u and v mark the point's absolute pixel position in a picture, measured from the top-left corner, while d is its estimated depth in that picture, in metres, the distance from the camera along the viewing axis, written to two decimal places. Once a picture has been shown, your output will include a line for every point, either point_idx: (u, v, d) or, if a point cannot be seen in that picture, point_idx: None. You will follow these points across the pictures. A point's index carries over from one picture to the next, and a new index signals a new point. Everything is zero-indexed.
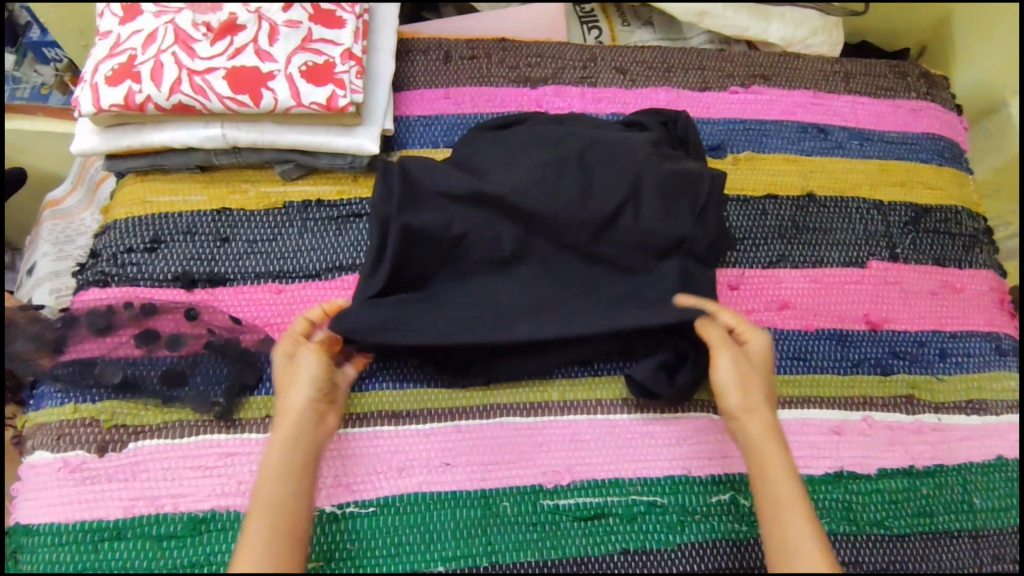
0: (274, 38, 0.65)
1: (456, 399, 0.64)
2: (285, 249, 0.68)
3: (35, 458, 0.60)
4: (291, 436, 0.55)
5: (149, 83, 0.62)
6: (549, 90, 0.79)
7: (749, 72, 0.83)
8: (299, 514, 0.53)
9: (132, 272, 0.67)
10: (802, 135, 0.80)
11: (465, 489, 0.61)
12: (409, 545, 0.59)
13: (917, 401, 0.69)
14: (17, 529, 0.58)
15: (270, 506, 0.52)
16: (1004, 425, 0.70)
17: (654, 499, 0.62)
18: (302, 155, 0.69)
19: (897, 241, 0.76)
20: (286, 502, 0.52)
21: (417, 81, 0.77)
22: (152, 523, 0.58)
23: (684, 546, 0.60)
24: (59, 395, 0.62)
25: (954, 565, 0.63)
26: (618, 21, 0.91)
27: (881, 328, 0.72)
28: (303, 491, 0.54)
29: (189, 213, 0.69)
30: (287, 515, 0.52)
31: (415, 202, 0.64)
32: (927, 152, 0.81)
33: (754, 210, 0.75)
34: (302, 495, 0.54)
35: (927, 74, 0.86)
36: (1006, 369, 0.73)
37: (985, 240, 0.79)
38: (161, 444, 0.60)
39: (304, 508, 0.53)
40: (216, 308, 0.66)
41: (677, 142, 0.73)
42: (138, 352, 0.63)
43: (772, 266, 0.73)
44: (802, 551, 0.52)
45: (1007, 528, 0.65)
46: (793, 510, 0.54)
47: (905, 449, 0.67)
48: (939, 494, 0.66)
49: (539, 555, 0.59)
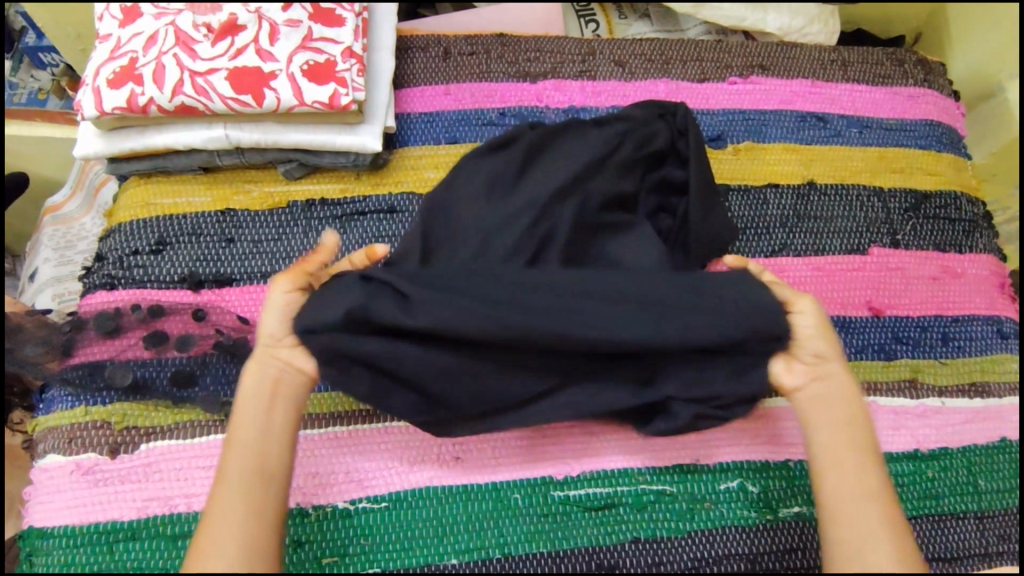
0: (275, 38, 0.65)
1: None
2: (290, 248, 0.69)
3: (46, 462, 0.60)
4: (249, 406, 0.55)
5: (152, 85, 0.62)
6: (549, 84, 0.79)
7: (747, 63, 0.83)
8: (272, 448, 0.53)
9: (139, 275, 0.67)
10: (802, 124, 0.80)
11: (476, 483, 0.61)
12: (421, 539, 0.59)
13: (921, 385, 0.70)
14: (31, 532, 0.58)
15: (244, 442, 0.53)
16: (1006, 407, 0.71)
17: (663, 488, 0.62)
18: (305, 154, 0.70)
19: (898, 228, 0.76)
20: (257, 438, 0.53)
21: (417, 78, 0.77)
22: (166, 523, 0.58)
23: (695, 534, 0.61)
24: (70, 398, 0.62)
25: (961, 546, 0.64)
26: (615, 14, 0.91)
27: (885, 314, 0.72)
28: (273, 427, 0.54)
29: (193, 215, 0.69)
30: (258, 450, 0.53)
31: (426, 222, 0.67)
32: (925, 138, 0.82)
33: (755, 200, 0.76)
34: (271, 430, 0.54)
35: (923, 61, 0.86)
36: (1007, 352, 0.73)
37: (985, 225, 0.80)
38: (172, 445, 0.60)
39: (272, 452, 0.53)
40: (224, 308, 0.66)
41: (677, 134, 0.71)
42: (147, 354, 0.64)
43: (774, 255, 0.73)
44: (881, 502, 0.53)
45: (1012, 509, 0.66)
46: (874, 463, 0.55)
47: (910, 433, 0.67)
48: (945, 477, 0.66)
49: (551, 546, 0.60)
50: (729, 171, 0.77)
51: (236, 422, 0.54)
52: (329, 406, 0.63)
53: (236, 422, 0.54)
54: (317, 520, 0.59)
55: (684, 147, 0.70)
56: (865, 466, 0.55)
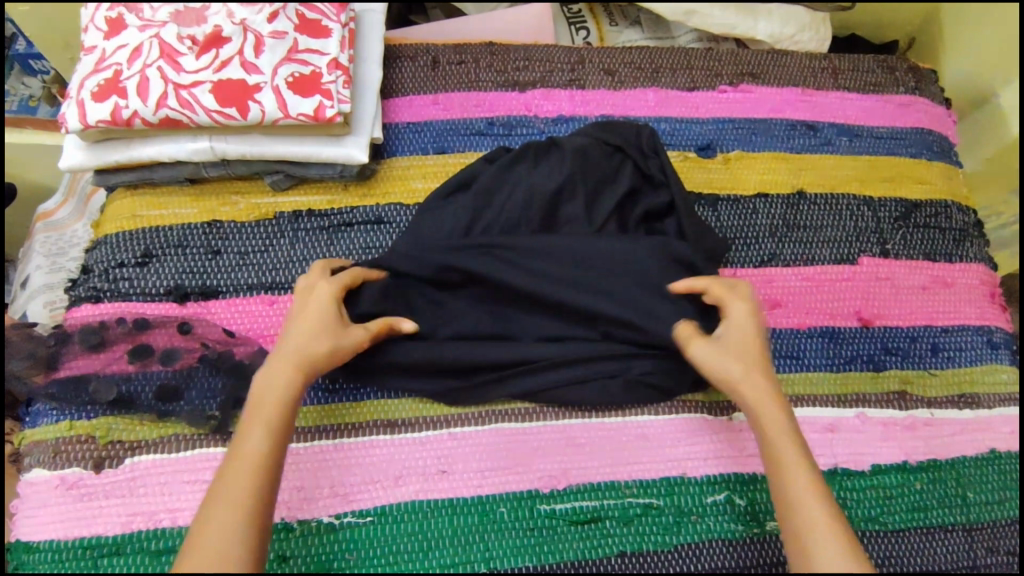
0: (260, 50, 0.65)
1: (438, 408, 0.64)
2: (276, 260, 0.68)
3: (32, 476, 0.60)
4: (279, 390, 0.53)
5: (136, 98, 0.62)
6: (538, 93, 0.78)
7: (737, 71, 0.83)
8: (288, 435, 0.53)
9: (124, 287, 0.67)
10: (791, 133, 0.80)
11: (461, 497, 0.61)
12: (406, 554, 0.59)
13: (910, 397, 0.70)
14: (17, 547, 0.58)
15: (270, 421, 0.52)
16: (996, 419, 0.70)
17: (650, 502, 0.62)
18: (292, 166, 0.69)
19: (888, 237, 0.76)
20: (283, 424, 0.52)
21: (405, 88, 0.77)
22: (150, 537, 0.57)
23: (681, 547, 0.61)
24: (55, 412, 0.62)
25: (950, 559, 0.64)
26: (606, 22, 0.91)
27: (874, 325, 0.72)
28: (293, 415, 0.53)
29: (180, 226, 0.69)
30: (281, 433, 0.52)
31: (416, 237, 0.67)
32: (917, 146, 0.82)
33: (744, 210, 0.75)
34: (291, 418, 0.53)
35: (915, 68, 0.86)
36: (997, 362, 0.73)
37: (975, 233, 0.79)
38: (157, 459, 0.60)
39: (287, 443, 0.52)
40: (209, 321, 0.66)
41: (648, 151, 0.71)
42: (132, 367, 0.64)
43: (763, 265, 0.73)
44: (801, 500, 0.50)
45: (1001, 520, 0.66)
46: (792, 462, 0.52)
47: (898, 444, 0.67)
48: (932, 489, 0.66)
49: (537, 560, 0.59)
50: (718, 180, 0.77)
51: (261, 405, 0.52)
52: (317, 419, 0.63)
53: (260, 406, 0.52)
54: (301, 534, 0.59)
55: (655, 167, 0.70)
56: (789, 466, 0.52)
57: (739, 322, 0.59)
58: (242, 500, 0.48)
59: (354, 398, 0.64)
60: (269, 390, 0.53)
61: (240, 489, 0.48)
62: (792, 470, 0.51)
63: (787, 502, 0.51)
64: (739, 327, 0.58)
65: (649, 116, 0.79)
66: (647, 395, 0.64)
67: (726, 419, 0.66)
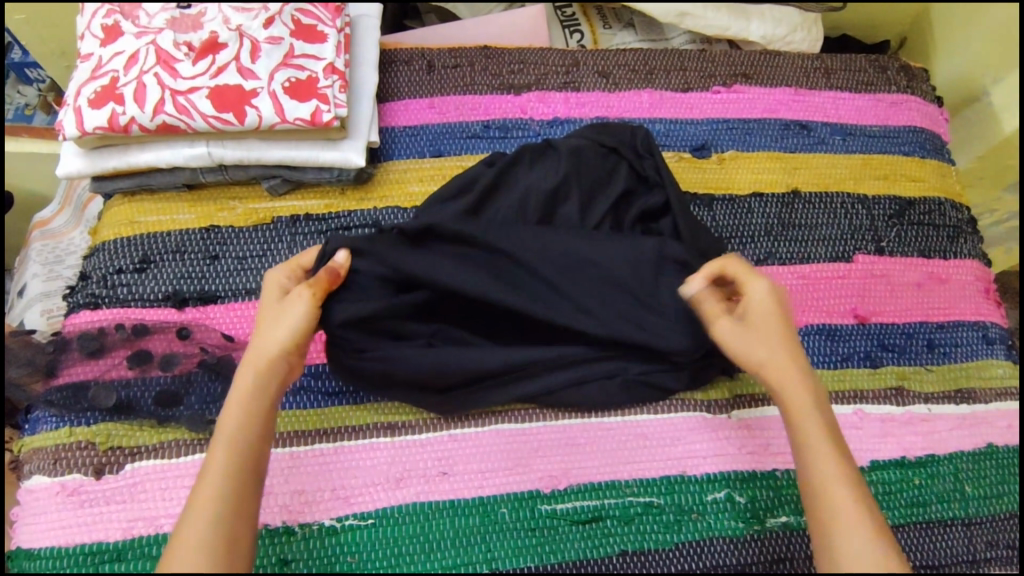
0: (256, 55, 0.65)
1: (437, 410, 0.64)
2: (275, 264, 0.69)
3: (32, 483, 0.60)
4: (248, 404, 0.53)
5: (133, 104, 0.62)
6: (533, 96, 0.79)
7: (730, 72, 0.84)
8: (261, 450, 0.52)
9: (123, 293, 0.67)
10: (785, 133, 0.81)
11: (462, 498, 0.61)
12: (408, 556, 0.59)
13: (907, 393, 0.70)
14: (17, 554, 0.58)
15: (238, 438, 0.51)
16: (993, 413, 0.71)
17: (650, 500, 0.62)
18: (289, 171, 0.70)
19: (882, 234, 0.77)
20: (251, 439, 0.51)
21: (401, 92, 0.77)
22: (151, 543, 0.57)
23: (682, 545, 0.61)
24: (55, 419, 0.62)
25: (949, 553, 0.64)
26: (600, 25, 0.92)
27: (870, 322, 0.72)
28: (265, 428, 0.53)
29: (177, 232, 0.69)
30: (251, 448, 0.51)
31: None
32: (910, 144, 0.82)
33: (739, 209, 0.76)
34: (263, 431, 0.52)
35: (906, 67, 0.87)
36: (992, 357, 0.74)
37: (970, 230, 0.80)
38: (157, 464, 0.60)
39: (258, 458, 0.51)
40: (208, 326, 0.66)
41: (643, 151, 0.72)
42: (131, 373, 0.64)
43: (760, 263, 0.73)
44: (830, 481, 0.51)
45: (1000, 514, 0.66)
46: (822, 445, 0.53)
47: (896, 440, 0.67)
48: (931, 484, 0.66)
49: (538, 560, 0.60)
50: (713, 180, 0.77)
51: (226, 423, 0.52)
52: (317, 422, 0.63)
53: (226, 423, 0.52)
54: (303, 537, 0.59)
55: (650, 167, 0.70)
56: (818, 449, 0.53)
57: (768, 305, 0.58)
58: (207, 519, 0.46)
59: (354, 401, 0.64)
60: (235, 406, 0.52)
61: (208, 507, 0.47)
62: (819, 453, 0.52)
63: (807, 481, 0.52)
64: (766, 309, 0.58)
65: (644, 118, 0.80)
66: (646, 394, 0.64)
67: (726, 417, 0.66)
